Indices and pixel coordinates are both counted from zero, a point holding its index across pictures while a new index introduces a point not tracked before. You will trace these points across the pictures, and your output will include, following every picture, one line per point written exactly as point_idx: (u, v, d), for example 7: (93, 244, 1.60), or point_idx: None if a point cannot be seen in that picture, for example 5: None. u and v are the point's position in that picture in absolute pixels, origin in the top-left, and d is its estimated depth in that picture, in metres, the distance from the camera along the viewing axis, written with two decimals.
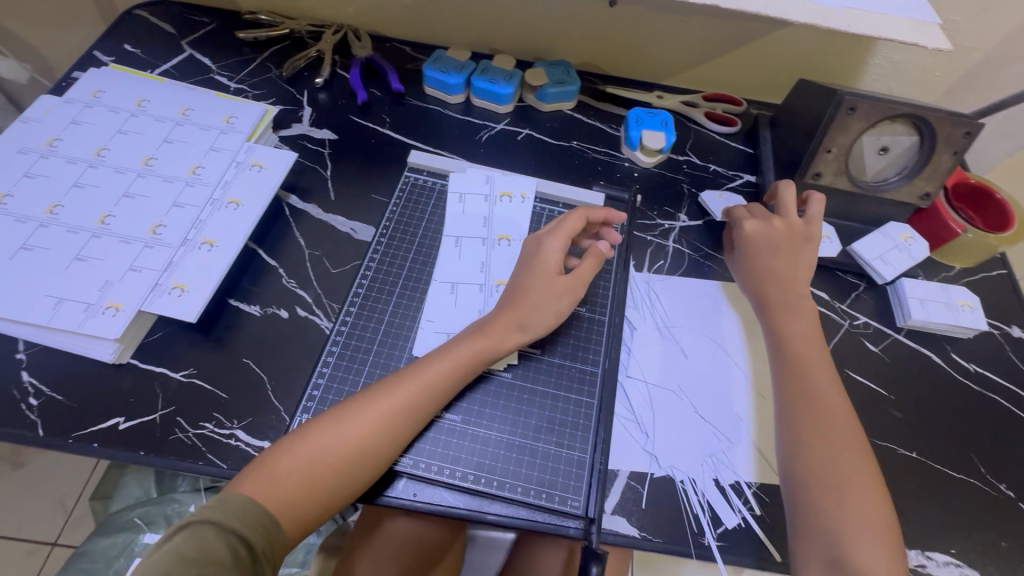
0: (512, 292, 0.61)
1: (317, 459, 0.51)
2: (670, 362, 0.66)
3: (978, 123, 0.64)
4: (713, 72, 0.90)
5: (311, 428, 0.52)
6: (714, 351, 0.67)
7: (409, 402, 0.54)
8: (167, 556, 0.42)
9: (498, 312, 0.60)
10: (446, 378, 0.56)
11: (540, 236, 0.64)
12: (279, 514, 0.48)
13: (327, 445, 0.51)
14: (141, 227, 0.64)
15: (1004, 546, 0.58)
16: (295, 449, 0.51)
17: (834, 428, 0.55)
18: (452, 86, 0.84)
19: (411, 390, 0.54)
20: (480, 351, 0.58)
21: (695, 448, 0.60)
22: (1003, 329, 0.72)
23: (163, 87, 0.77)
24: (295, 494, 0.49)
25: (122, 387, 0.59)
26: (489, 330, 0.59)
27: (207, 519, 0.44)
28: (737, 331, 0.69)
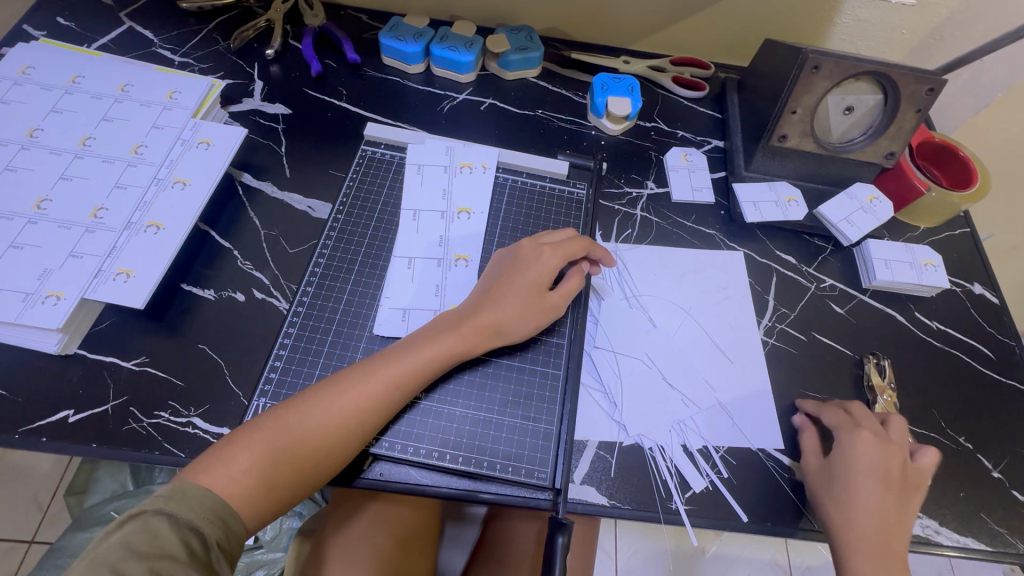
0: (490, 293, 0.58)
1: (277, 450, 0.49)
2: (638, 332, 0.65)
3: (941, 79, 0.64)
4: (680, 35, 0.87)
5: (269, 418, 0.50)
6: (682, 319, 0.67)
7: (372, 389, 0.52)
8: (117, 548, 0.40)
9: (471, 311, 0.57)
10: (413, 370, 0.53)
11: (529, 248, 0.60)
12: (237, 503, 0.47)
13: (287, 438, 0.49)
14: (81, 211, 0.61)
15: (962, 496, 0.59)
16: (253, 444, 0.49)
17: (885, 496, 0.53)
18: (410, 54, 0.80)
19: (375, 379, 0.52)
20: (450, 345, 0.55)
21: (663, 416, 0.60)
22: (965, 286, 0.73)
23: (99, 61, 0.72)
24: (254, 489, 0.48)
25: (71, 379, 0.56)
26: (456, 327, 0.56)
27: (160, 510, 0.43)
28: (704, 297, 0.69)
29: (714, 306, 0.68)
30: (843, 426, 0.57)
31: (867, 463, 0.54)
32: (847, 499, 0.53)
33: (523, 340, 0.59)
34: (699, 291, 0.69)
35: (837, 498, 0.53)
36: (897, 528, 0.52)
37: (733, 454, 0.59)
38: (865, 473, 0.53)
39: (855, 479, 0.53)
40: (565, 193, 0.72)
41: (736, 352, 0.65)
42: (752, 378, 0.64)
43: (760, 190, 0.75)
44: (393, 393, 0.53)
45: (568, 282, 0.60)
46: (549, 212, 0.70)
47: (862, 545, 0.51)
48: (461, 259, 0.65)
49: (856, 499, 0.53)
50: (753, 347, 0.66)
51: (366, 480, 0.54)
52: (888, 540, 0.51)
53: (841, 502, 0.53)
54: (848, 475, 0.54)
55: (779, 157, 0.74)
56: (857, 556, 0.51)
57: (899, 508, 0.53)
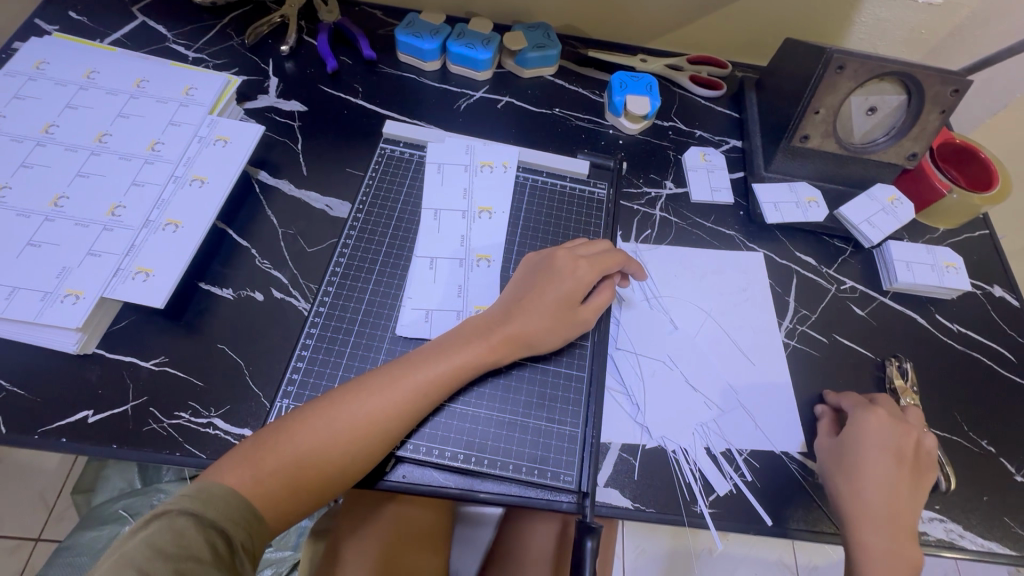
0: (519, 303, 0.57)
1: (304, 452, 0.48)
2: (660, 334, 0.65)
3: (967, 80, 0.63)
4: (697, 33, 0.87)
5: (295, 419, 0.50)
6: (704, 321, 0.66)
7: (400, 394, 0.51)
8: (143, 548, 0.40)
9: (498, 317, 0.56)
10: (440, 372, 0.53)
11: (563, 260, 0.58)
12: (264, 505, 0.46)
13: (315, 442, 0.49)
14: (98, 210, 0.60)
15: (986, 500, 0.59)
16: (280, 445, 0.48)
17: (894, 471, 0.54)
18: (426, 51, 0.79)
19: (402, 383, 0.52)
20: (477, 351, 0.55)
21: (686, 418, 0.60)
22: (985, 289, 0.73)
23: (114, 57, 0.71)
24: (282, 492, 0.47)
25: (89, 379, 0.56)
26: (483, 331, 0.56)
27: (185, 509, 0.43)
28: (725, 299, 0.68)
29: (736, 308, 0.68)
30: (859, 405, 0.59)
31: (879, 440, 0.56)
32: (864, 484, 0.54)
33: (549, 351, 0.58)
34: (720, 292, 0.69)
35: (850, 472, 0.55)
36: (904, 502, 0.54)
37: (757, 458, 0.59)
38: (878, 450, 0.55)
39: (866, 455, 0.55)
40: (585, 193, 0.72)
41: (758, 354, 0.65)
42: (776, 381, 0.63)
43: (780, 190, 0.75)
44: (421, 398, 0.52)
45: (598, 296, 0.59)
46: (569, 212, 0.70)
47: (870, 518, 0.53)
48: (482, 259, 0.64)
49: (868, 475, 0.54)
50: (776, 350, 0.65)
51: (390, 482, 0.54)
52: (896, 513, 0.53)
53: (851, 477, 0.55)
54: (860, 450, 0.56)
55: (800, 158, 0.73)
56: (866, 528, 0.53)
57: (906, 483, 0.54)
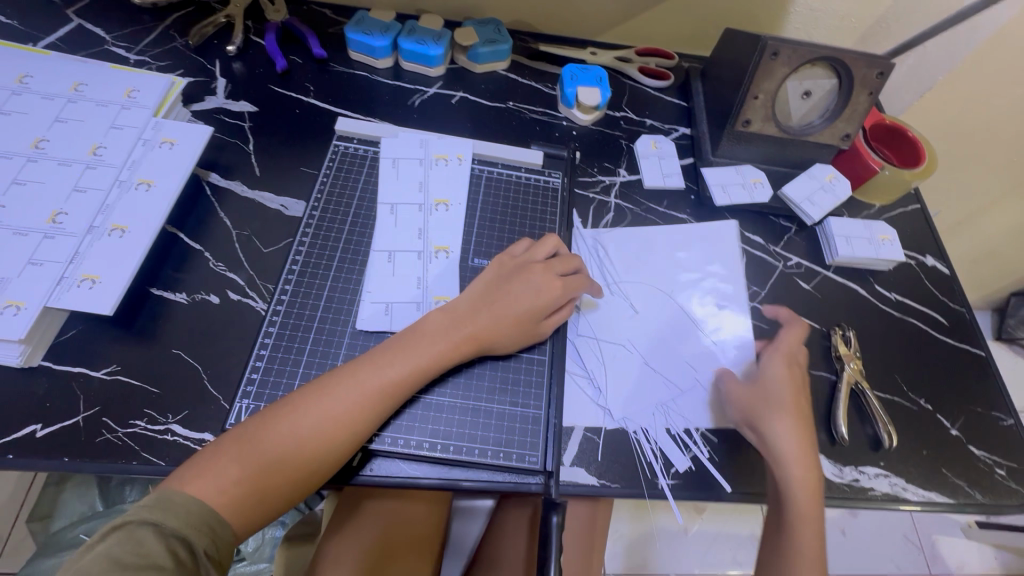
0: (489, 311, 0.58)
1: (268, 460, 0.48)
2: (622, 321, 0.67)
3: (889, 63, 0.67)
4: (643, 26, 0.89)
5: (257, 428, 0.49)
6: (666, 305, 0.69)
7: (365, 389, 0.52)
8: (102, 560, 0.40)
9: (467, 316, 0.57)
10: (406, 372, 0.53)
11: (534, 271, 0.60)
12: (227, 514, 0.45)
13: (279, 448, 0.48)
14: (37, 217, 0.58)
15: (925, 454, 0.63)
16: (242, 454, 0.47)
17: (799, 413, 0.59)
18: (377, 49, 0.80)
19: (366, 378, 0.52)
20: (440, 346, 0.55)
21: (648, 399, 0.62)
22: (918, 259, 0.78)
23: (49, 60, 0.69)
24: (244, 498, 0.46)
25: (36, 393, 0.54)
26: (449, 331, 0.56)
27: (144, 519, 0.42)
28: (684, 284, 0.70)
29: (694, 289, 0.70)
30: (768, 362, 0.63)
31: (789, 385, 0.61)
32: (782, 420, 0.58)
33: (518, 350, 0.60)
34: (677, 280, 0.70)
35: (773, 426, 0.58)
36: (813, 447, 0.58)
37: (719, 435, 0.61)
38: (790, 395, 0.60)
39: (782, 400, 0.59)
40: (541, 182, 0.73)
41: (719, 339, 0.67)
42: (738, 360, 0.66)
43: (727, 173, 0.78)
44: (387, 393, 0.52)
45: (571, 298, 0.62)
46: (525, 203, 0.71)
47: (792, 457, 0.57)
48: (441, 251, 0.65)
49: (783, 415, 0.58)
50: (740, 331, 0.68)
51: (358, 476, 0.54)
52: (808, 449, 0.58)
53: (771, 420, 0.58)
54: (776, 397, 0.59)
55: (744, 142, 0.77)
56: (788, 464, 0.56)
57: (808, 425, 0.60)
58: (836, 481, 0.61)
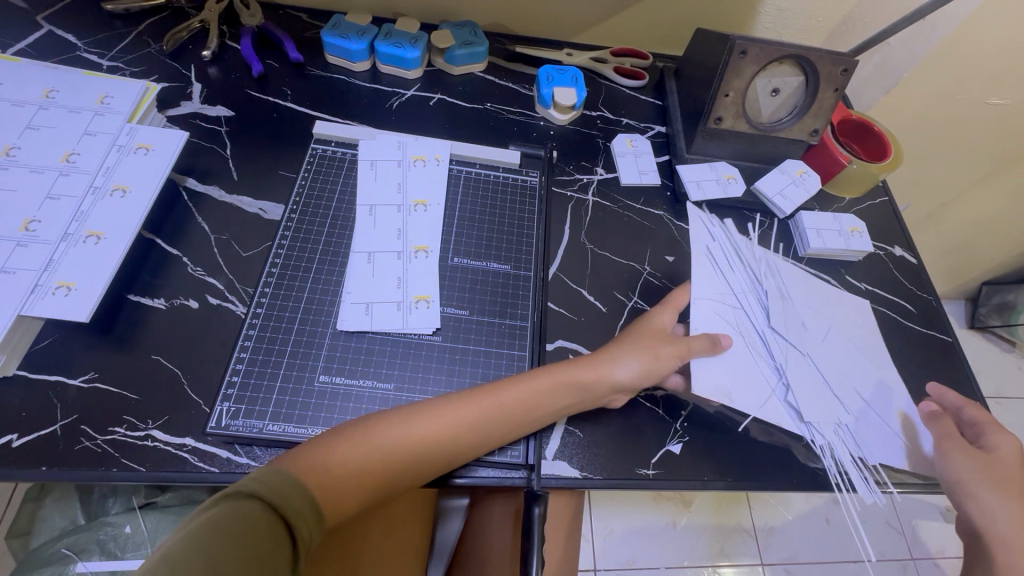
0: (627, 345, 0.59)
1: (376, 455, 0.49)
2: (795, 332, 0.66)
3: (853, 60, 0.69)
4: (618, 28, 0.91)
5: (377, 419, 0.51)
6: (837, 319, 0.69)
7: (479, 409, 0.53)
8: (208, 527, 0.41)
9: (605, 351, 0.59)
10: (528, 399, 0.54)
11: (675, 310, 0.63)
12: (323, 496, 0.47)
13: (387, 446, 0.50)
14: (10, 225, 0.57)
15: None
16: (356, 440, 0.49)
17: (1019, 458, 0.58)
18: (353, 52, 0.80)
19: (485, 400, 0.54)
20: (564, 377, 0.56)
21: (829, 414, 0.61)
22: (887, 250, 0.80)
23: (19, 67, 0.68)
24: (347, 490, 0.48)
25: (13, 402, 0.53)
26: (575, 360, 0.57)
27: (252, 493, 0.44)
28: (822, 303, 0.70)
29: (849, 307, 0.71)
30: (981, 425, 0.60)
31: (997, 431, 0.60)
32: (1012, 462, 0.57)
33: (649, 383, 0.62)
34: (842, 302, 0.71)
35: (985, 496, 0.55)
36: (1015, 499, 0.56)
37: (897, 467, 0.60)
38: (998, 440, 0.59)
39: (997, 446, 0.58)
40: (519, 182, 0.74)
41: (875, 360, 0.67)
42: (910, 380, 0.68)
43: (701, 170, 0.79)
44: (504, 418, 0.54)
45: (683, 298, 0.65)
46: (505, 202, 0.72)
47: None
48: (421, 250, 0.66)
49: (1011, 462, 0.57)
50: (880, 359, 0.67)
51: None
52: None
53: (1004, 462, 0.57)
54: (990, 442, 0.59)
55: (717, 139, 0.78)
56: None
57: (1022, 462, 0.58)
58: (813, 467, 0.61)
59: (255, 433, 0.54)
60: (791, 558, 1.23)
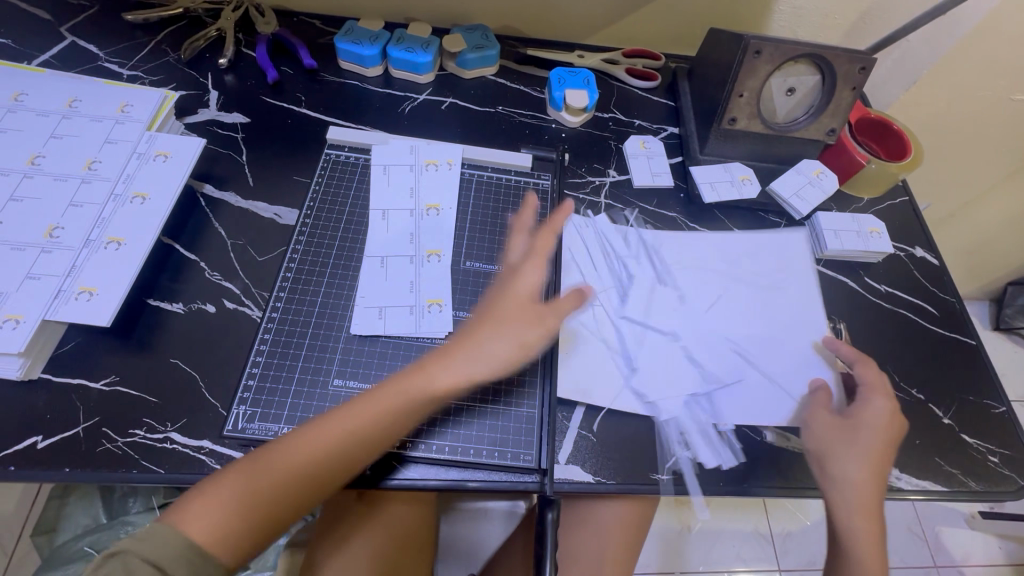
0: (486, 324, 0.54)
1: (263, 487, 0.47)
2: (658, 312, 0.67)
3: (871, 58, 0.68)
4: (630, 28, 0.91)
5: (258, 455, 0.48)
6: (715, 293, 0.70)
7: (342, 431, 0.49)
8: None
9: (477, 327, 0.54)
10: (409, 395, 0.51)
11: (529, 267, 0.57)
12: (222, 540, 0.45)
13: (274, 477, 0.47)
14: (35, 232, 0.59)
15: (918, 443, 0.64)
16: (240, 477, 0.47)
17: (880, 453, 0.57)
18: (367, 57, 0.81)
19: (339, 422, 0.50)
20: (433, 376, 0.52)
21: (677, 390, 0.62)
22: (908, 251, 0.78)
23: (43, 78, 0.70)
24: (240, 539, 0.45)
25: (37, 405, 0.55)
26: (451, 355, 0.53)
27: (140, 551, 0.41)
28: (696, 280, 0.71)
29: (734, 273, 0.72)
30: (865, 390, 0.60)
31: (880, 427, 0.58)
32: (858, 454, 0.56)
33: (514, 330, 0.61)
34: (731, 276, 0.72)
35: (845, 452, 0.57)
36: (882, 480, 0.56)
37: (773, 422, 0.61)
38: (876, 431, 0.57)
39: (867, 437, 0.57)
40: (530, 184, 0.74)
41: (754, 337, 0.67)
42: (804, 323, 0.69)
43: (715, 171, 0.78)
44: (375, 431, 0.50)
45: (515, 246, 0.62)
46: (516, 204, 0.72)
47: (862, 496, 0.55)
48: (432, 254, 0.66)
49: (864, 448, 0.56)
50: (767, 333, 0.67)
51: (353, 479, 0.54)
52: (879, 483, 0.56)
53: (850, 453, 0.57)
54: (859, 431, 0.57)
55: (731, 140, 0.78)
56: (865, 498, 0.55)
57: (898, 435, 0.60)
58: None
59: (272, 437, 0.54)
60: (810, 565, 1.20)
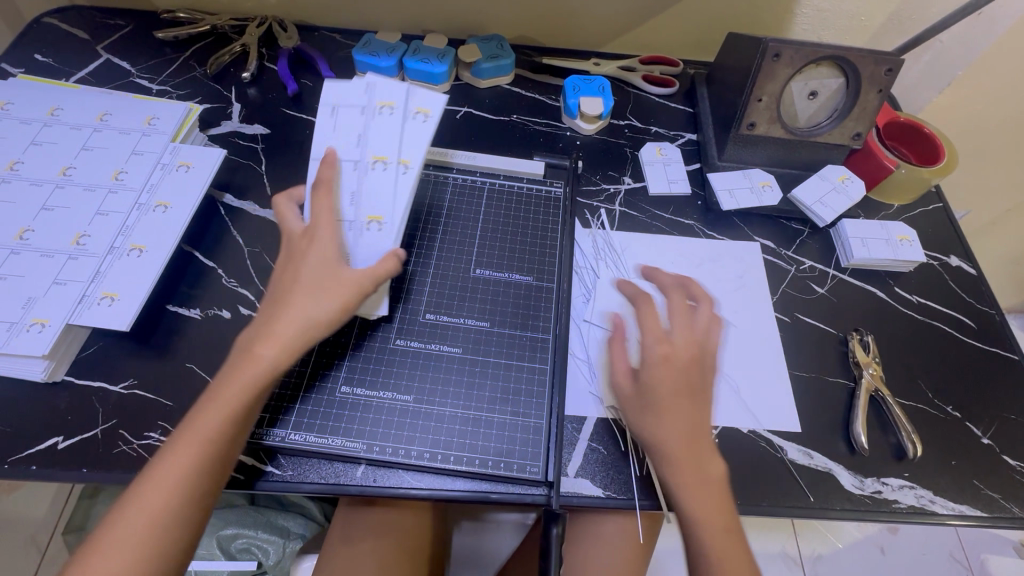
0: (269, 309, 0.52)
1: (144, 526, 0.44)
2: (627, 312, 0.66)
3: (898, 60, 0.65)
4: (647, 35, 0.90)
5: (128, 497, 0.45)
6: None
7: (191, 455, 0.46)
8: None
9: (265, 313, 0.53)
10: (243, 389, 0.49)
11: (322, 229, 0.55)
12: None
13: (150, 513, 0.44)
14: (63, 239, 0.61)
15: (954, 464, 0.60)
16: (120, 522, 0.44)
17: (682, 402, 0.53)
18: (383, 69, 0.82)
19: (194, 440, 0.47)
20: (255, 370, 0.49)
21: None
22: (942, 259, 0.74)
23: (78, 93, 0.73)
24: None
25: (59, 406, 0.56)
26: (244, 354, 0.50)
27: None
28: None
29: (702, 273, 0.71)
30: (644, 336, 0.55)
31: (675, 377, 0.53)
32: (657, 415, 0.52)
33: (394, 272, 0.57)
34: (698, 278, 0.70)
35: (649, 420, 0.53)
36: (696, 437, 0.52)
37: (792, 433, 0.60)
38: (671, 390, 0.53)
39: (663, 399, 0.52)
40: (542, 193, 0.74)
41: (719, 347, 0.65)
42: (758, 320, 0.67)
43: (734, 178, 0.76)
44: (221, 440, 0.47)
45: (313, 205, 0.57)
46: (525, 212, 0.72)
47: (669, 459, 0.51)
48: (373, 221, 0.59)
49: (659, 411, 0.52)
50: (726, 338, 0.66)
51: (359, 487, 0.54)
52: (694, 445, 0.52)
53: (648, 419, 0.53)
54: (654, 393, 0.53)
55: (751, 145, 0.75)
56: (676, 468, 0.51)
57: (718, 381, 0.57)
58: (856, 493, 0.57)
59: (285, 445, 0.54)
60: None
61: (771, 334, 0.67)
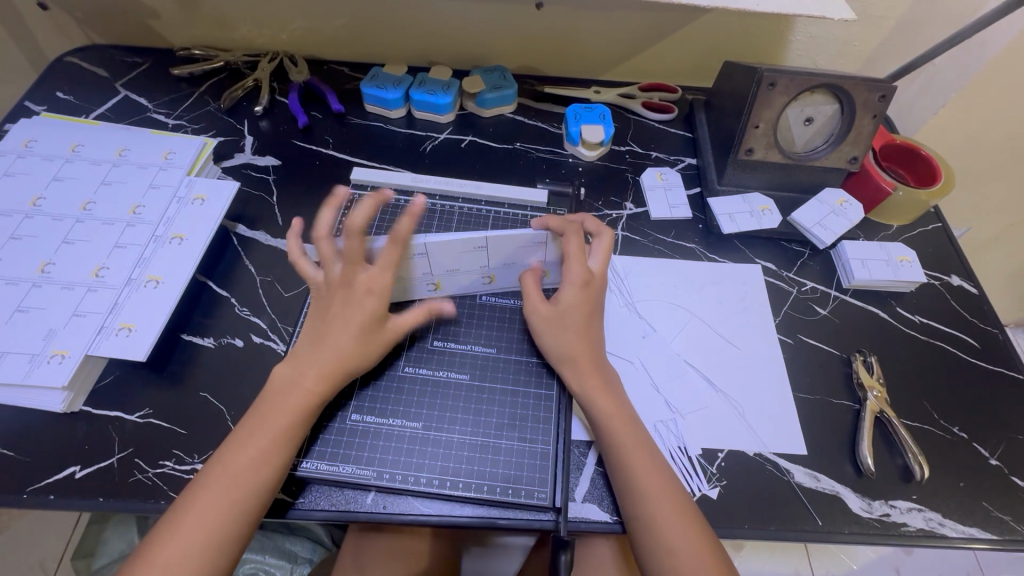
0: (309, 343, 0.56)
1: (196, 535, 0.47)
2: (632, 337, 0.67)
3: (891, 86, 0.67)
4: (646, 63, 0.92)
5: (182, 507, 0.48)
6: (684, 320, 0.69)
7: (247, 472, 0.50)
8: None
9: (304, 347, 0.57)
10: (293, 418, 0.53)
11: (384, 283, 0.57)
12: None
13: (201, 524, 0.47)
14: (83, 272, 0.63)
15: (962, 486, 0.60)
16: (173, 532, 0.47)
17: (587, 327, 0.60)
18: (390, 100, 0.85)
19: (248, 454, 0.50)
20: (308, 401, 0.54)
21: (645, 415, 0.62)
22: (943, 279, 0.75)
23: (97, 130, 0.76)
24: None
25: (76, 436, 0.58)
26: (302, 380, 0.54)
27: None
28: (655, 301, 0.71)
29: (704, 295, 0.72)
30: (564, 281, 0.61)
31: (579, 304, 0.61)
32: (563, 328, 0.60)
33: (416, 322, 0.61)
34: (700, 301, 0.71)
35: (557, 333, 0.60)
36: (601, 362, 0.59)
37: (798, 456, 0.61)
38: (575, 314, 0.60)
39: (568, 320, 0.60)
40: None
41: (722, 370, 0.66)
42: (760, 342, 0.68)
43: (734, 201, 0.78)
44: (274, 461, 0.51)
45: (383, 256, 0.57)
46: None
47: (579, 361, 0.59)
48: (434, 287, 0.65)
49: (563, 324, 0.60)
50: (728, 360, 0.67)
51: (369, 514, 0.55)
52: (599, 367, 0.59)
53: (553, 331, 0.60)
54: (563, 312, 0.60)
55: (749, 170, 0.77)
56: (593, 390, 0.57)
57: (618, 384, 0.59)
58: (864, 517, 0.57)
59: (296, 472, 0.55)
60: None
61: (774, 356, 0.67)
